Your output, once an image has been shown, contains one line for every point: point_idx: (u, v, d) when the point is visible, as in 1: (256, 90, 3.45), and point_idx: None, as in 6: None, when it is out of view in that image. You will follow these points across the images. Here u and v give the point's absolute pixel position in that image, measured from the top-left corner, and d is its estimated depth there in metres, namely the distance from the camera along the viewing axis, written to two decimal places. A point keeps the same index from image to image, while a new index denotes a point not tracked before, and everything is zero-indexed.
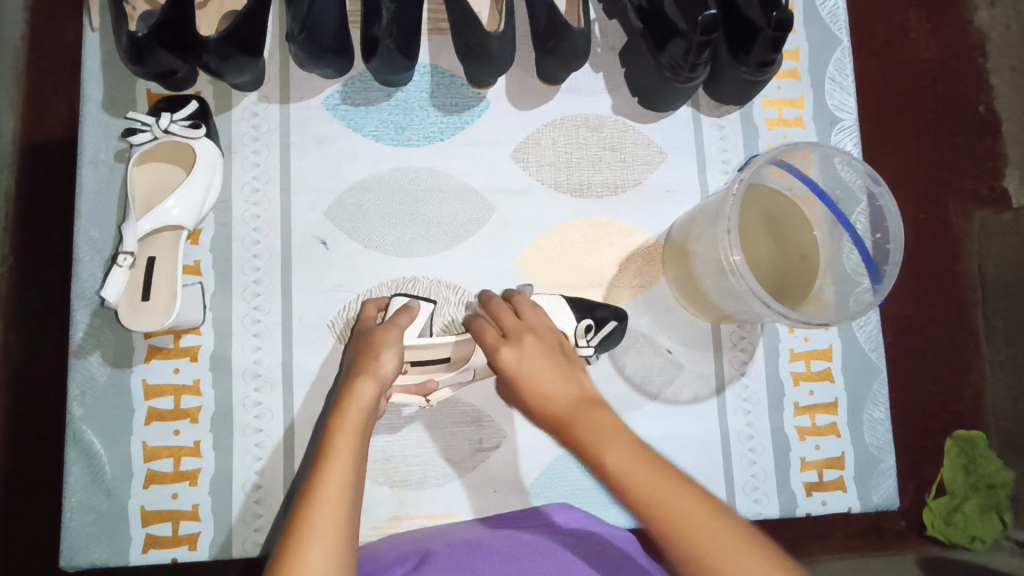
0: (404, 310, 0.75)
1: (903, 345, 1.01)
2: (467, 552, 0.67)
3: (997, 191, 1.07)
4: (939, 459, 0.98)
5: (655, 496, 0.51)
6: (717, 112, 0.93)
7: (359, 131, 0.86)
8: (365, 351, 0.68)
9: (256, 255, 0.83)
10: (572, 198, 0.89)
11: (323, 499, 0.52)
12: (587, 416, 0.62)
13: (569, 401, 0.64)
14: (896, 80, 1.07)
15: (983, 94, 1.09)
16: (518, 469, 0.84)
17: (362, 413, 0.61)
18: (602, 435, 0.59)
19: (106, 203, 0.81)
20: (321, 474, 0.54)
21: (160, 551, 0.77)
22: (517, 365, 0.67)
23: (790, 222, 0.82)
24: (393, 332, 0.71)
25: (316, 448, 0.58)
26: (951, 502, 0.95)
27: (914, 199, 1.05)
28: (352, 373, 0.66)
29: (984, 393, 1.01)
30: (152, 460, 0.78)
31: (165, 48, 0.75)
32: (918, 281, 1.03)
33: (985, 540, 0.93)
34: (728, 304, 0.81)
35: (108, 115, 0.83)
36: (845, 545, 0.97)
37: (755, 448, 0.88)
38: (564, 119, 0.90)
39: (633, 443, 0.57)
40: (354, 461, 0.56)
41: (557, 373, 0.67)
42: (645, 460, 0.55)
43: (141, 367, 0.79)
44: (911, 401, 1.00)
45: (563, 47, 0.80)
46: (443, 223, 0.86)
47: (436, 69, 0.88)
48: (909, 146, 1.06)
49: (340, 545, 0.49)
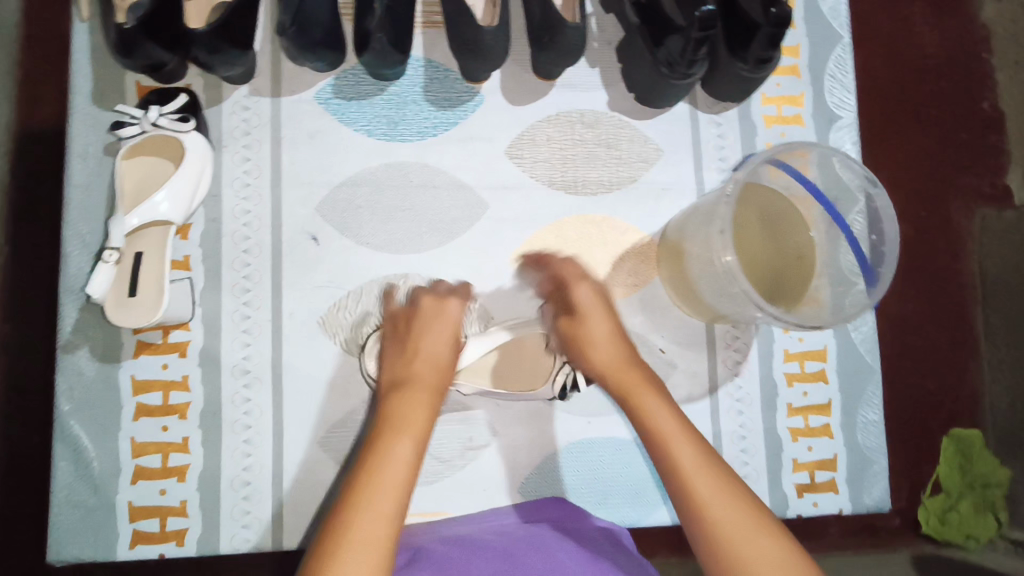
0: (455, 296, 0.78)
1: (904, 343, 1.01)
2: (465, 545, 0.68)
3: (1000, 188, 1.06)
4: (937, 457, 0.98)
5: (699, 480, 0.62)
6: (714, 109, 0.92)
7: (351, 125, 0.85)
8: (417, 336, 0.74)
9: (246, 251, 0.82)
10: (566, 195, 0.88)
11: (375, 503, 0.57)
12: (639, 389, 0.71)
13: (623, 357, 0.74)
14: (904, 76, 1.06)
15: (989, 91, 1.07)
16: (508, 468, 0.83)
17: (424, 413, 0.67)
18: (652, 401, 0.69)
19: (94, 196, 0.80)
20: (372, 481, 0.59)
21: (148, 546, 0.77)
22: (586, 308, 0.77)
23: (787, 221, 0.81)
24: (445, 317, 0.75)
25: (378, 435, 0.64)
26: (946, 501, 0.95)
27: (920, 196, 1.04)
28: (409, 365, 0.72)
29: (982, 392, 1.00)
30: (140, 456, 0.78)
31: (154, 41, 0.73)
32: (921, 280, 1.03)
33: (979, 538, 0.93)
34: (721, 304, 0.80)
35: (96, 107, 0.82)
36: (841, 542, 0.95)
37: (747, 449, 0.88)
38: (559, 114, 0.89)
39: (679, 420, 0.68)
40: (404, 472, 0.61)
41: (614, 331, 0.76)
42: (692, 446, 0.65)
43: (129, 362, 0.79)
44: (913, 399, 0.99)
45: (558, 41, 0.79)
46: (436, 219, 0.85)
47: (430, 63, 0.87)
48: (915, 143, 1.05)
49: (386, 532, 0.56)
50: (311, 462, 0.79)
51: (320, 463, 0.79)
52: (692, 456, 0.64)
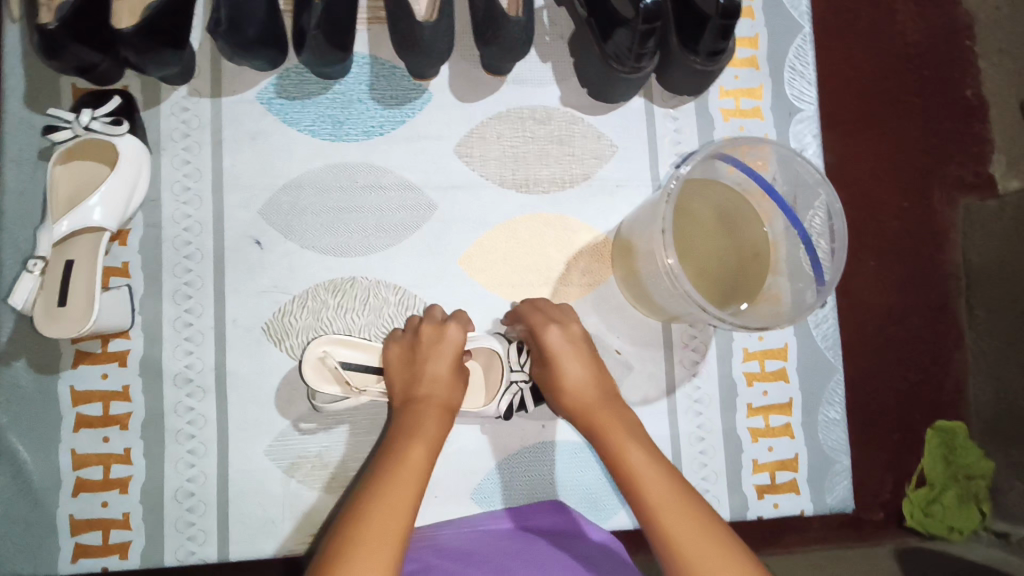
0: (455, 321, 0.74)
1: (886, 335, 0.99)
2: (455, 564, 0.68)
3: (985, 176, 1.04)
4: (921, 449, 0.97)
5: (672, 521, 0.58)
6: (670, 103, 0.90)
7: (295, 126, 0.83)
8: (430, 353, 0.72)
9: (188, 257, 0.80)
10: (517, 194, 0.86)
11: (393, 508, 0.57)
12: (612, 423, 0.68)
13: (594, 392, 0.70)
14: (885, 63, 1.03)
15: (970, 78, 1.05)
16: (461, 474, 0.82)
17: (433, 433, 0.66)
18: (626, 438, 0.66)
19: (30, 203, 0.78)
20: (390, 487, 0.59)
21: (90, 560, 0.75)
22: (555, 348, 0.72)
23: (742, 217, 0.79)
24: (453, 337, 0.73)
25: (387, 456, 0.63)
26: (930, 492, 0.93)
27: (900, 186, 1.02)
28: (419, 382, 0.70)
29: (966, 383, 0.99)
30: (81, 468, 0.76)
31: (80, 42, 0.71)
32: (903, 273, 1.00)
33: (962, 531, 0.91)
34: (671, 305, 0.78)
35: (31, 111, 0.80)
36: (825, 536, 0.91)
37: (706, 450, 0.86)
38: (509, 111, 0.87)
39: (649, 448, 0.65)
40: (418, 482, 0.61)
41: (588, 369, 0.72)
42: (660, 472, 0.62)
43: (68, 372, 0.77)
44: (895, 391, 0.98)
45: (501, 36, 0.77)
46: (383, 221, 0.83)
47: (376, 60, 0.85)
48: (895, 131, 1.02)
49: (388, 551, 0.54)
50: (257, 471, 0.78)
51: (267, 472, 0.78)
52: (659, 479, 0.62)
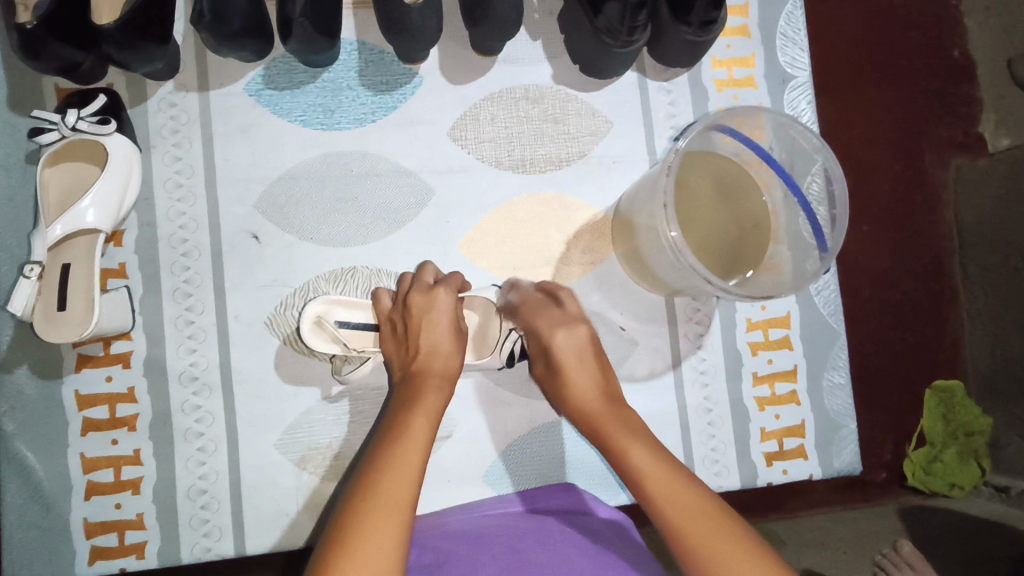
0: (443, 288, 0.72)
1: (884, 298, 0.97)
2: (464, 549, 0.67)
3: (973, 136, 1.02)
4: (919, 410, 0.95)
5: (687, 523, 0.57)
6: (663, 76, 0.89)
7: (285, 116, 0.82)
8: (421, 317, 0.70)
9: (185, 254, 0.79)
10: (514, 175, 0.85)
11: (402, 465, 0.57)
12: (602, 416, 0.69)
13: (594, 398, 0.71)
14: (875, 24, 1.01)
15: (958, 35, 1.03)
16: (473, 457, 0.82)
17: (439, 397, 0.65)
18: (622, 435, 0.67)
19: (20, 208, 0.77)
20: (398, 444, 0.59)
21: (108, 561, 0.76)
22: (555, 341, 0.73)
23: (740, 184, 0.79)
24: (444, 301, 0.70)
25: (394, 418, 0.63)
26: (931, 451, 0.92)
27: (891, 146, 1.00)
28: (415, 347, 0.69)
29: (963, 340, 0.98)
30: (92, 471, 0.76)
31: (61, 41, 0.69)
32: (897, 233, 0.99)
33: (963, 487, 0.90)
34: (674, 280, 0.78)
35: (15, 114, 0.78)
36: None
37: (714, 421, 0.87)
38: (502, 92, 0.86)
39: (646, 442, 0.66)
40: (425, 444, 0.60)
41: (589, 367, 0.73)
42: (663, 463, 0.63)
43: (71, 377, 0.77)
44: (892, 352, 0.96)
45: (489, 16, 0.76)
46: (381, 208, 0.82)
47: (364, 46, 0.84)
48: (887, 93, 1.01)
49: (399, 519, 0.53)
50: (268, 465, 0.78)
51: (280, 465, 0.78)
52: (658, 467, 0.62)
